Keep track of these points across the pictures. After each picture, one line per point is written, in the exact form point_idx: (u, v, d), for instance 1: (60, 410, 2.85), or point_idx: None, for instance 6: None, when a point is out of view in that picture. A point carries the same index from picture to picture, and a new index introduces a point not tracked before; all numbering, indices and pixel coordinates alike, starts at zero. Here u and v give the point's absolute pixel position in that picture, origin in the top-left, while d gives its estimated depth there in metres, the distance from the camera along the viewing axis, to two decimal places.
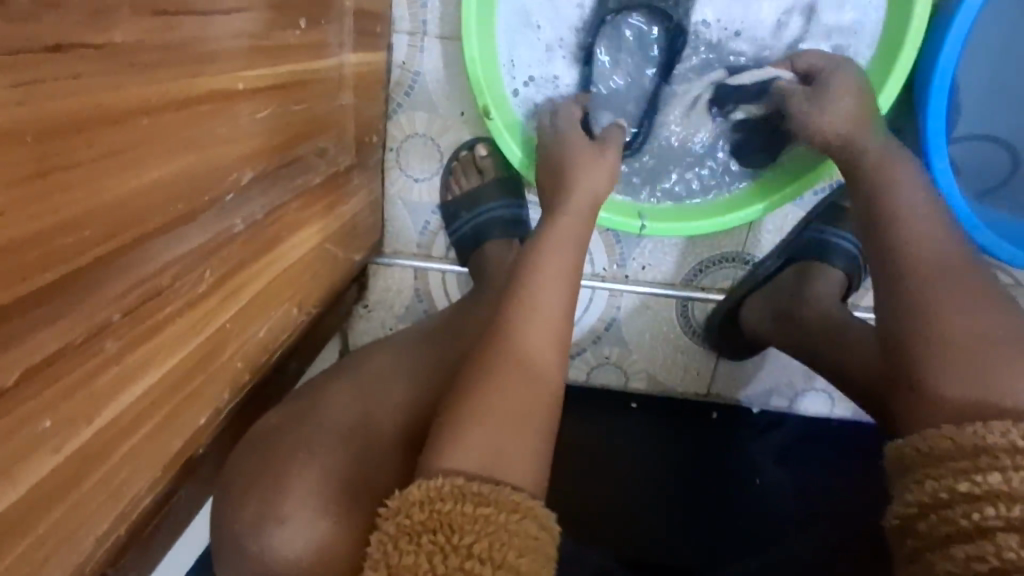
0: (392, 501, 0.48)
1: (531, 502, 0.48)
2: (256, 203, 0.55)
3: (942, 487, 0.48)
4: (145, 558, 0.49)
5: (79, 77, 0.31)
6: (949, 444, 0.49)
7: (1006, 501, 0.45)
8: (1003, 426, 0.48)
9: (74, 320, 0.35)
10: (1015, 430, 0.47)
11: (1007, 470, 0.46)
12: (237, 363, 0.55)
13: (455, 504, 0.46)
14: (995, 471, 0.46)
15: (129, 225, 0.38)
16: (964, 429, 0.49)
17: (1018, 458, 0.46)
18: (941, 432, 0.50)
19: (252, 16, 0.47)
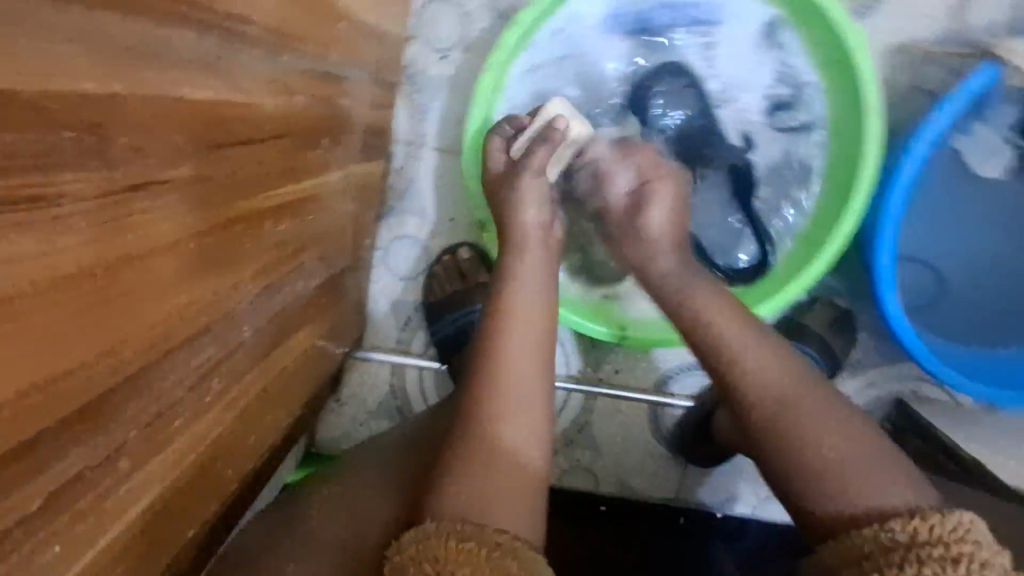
0: (404, 539, 0.50)
1: (514, 542, 0.50)
2: (264, 312, 0.55)
3: (827, 555, 0.52)
4: None
5: (147, 215, 0.33)
6: (854, 534, 0.52)
7: (910, 563, 0.47)
8: (900, 524, 0.51)
9: (99, 440, 0.35)
10: (909, 527, 0.50)
11: (933, 542, 0.48)
12: (227, 471, 0.54)
13: (442, 539, 0.49)
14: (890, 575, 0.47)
15: (158, 346, 0.38)
16: (851, 534, 0.52)
17: (924, 548, 0.48)
18: (833, 544, 0.53)
19: (284, 139, 0.50)
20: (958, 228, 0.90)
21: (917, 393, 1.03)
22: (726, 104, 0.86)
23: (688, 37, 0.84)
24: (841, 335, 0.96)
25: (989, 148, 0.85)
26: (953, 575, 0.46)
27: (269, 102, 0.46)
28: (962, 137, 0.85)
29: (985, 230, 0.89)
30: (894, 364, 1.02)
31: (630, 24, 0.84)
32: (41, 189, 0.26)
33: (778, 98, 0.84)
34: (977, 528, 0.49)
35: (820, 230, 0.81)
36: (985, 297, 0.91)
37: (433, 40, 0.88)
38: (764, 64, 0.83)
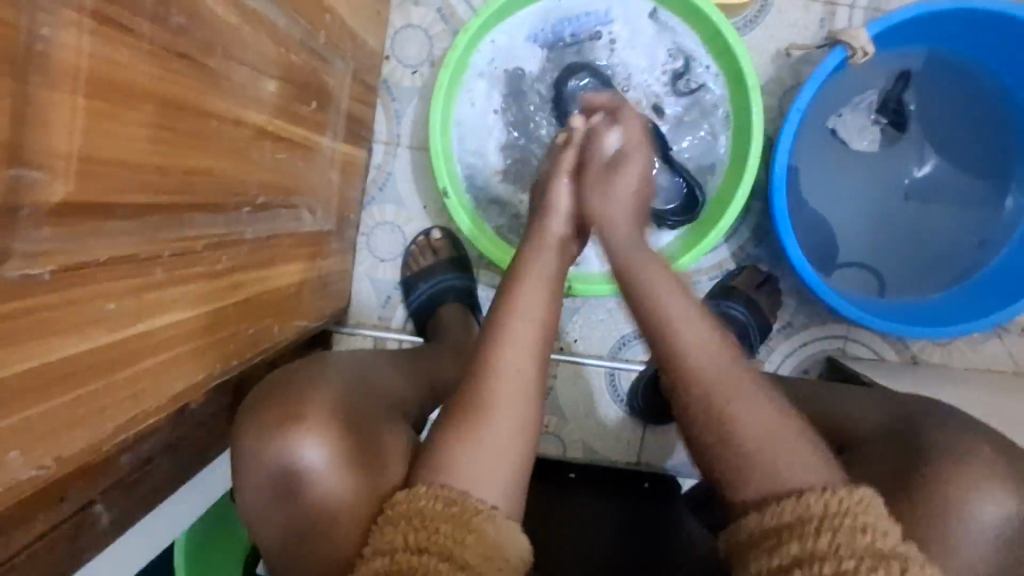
0: (405, 492, 0.60)
1: (491, 511, 0.59)
2: (262, 224, 0.69)
3: (746, 527, 0.59)
4: (124, 493, 0.56)
5: (187, 77, 0.48)
6: (774, 506, 0.58)
7: (820, 534, 0.55)
8: (814, 497, 0.57)
9: (146, 238, 0.47)
10: (822, 498, 0.57)
11: (835, 512, 0.56)
12: (229, 348, 0.65)
13: (432, 501, 0.58)
14: (795, 541, 0.55)
15: (188, 190, 0.52)
16: (768, 507, 0.59)
17: (831, 520, 0.55)
18: (753, 517, 0.59)
19: (282, 83, 0.67)
20: (848, 194, 1.06)
21: (846, 350, 1.14)
22: (631, 81, 1.03)
23: (588, 37, 1.02)
24: (767, 293, 1.09)
25: (853, 127, 1.04)
26: (861, 544, 0.54)
27: (271, 46, 0.62)
28: (834, 118, 1.04)
29: (868, 193, 1.06)
30: (822, 324, 1.14)
31: (551, 32, 1.02)
32: (136, 24, 0.41)
33: (676, 70, 1.01)
34: (873, 501, 0.57)
35: (733, 181, 0.98)
36: (877, 251, 1.06)
37: (405, 59, 1.08)
38: (653, 49, 1.01)
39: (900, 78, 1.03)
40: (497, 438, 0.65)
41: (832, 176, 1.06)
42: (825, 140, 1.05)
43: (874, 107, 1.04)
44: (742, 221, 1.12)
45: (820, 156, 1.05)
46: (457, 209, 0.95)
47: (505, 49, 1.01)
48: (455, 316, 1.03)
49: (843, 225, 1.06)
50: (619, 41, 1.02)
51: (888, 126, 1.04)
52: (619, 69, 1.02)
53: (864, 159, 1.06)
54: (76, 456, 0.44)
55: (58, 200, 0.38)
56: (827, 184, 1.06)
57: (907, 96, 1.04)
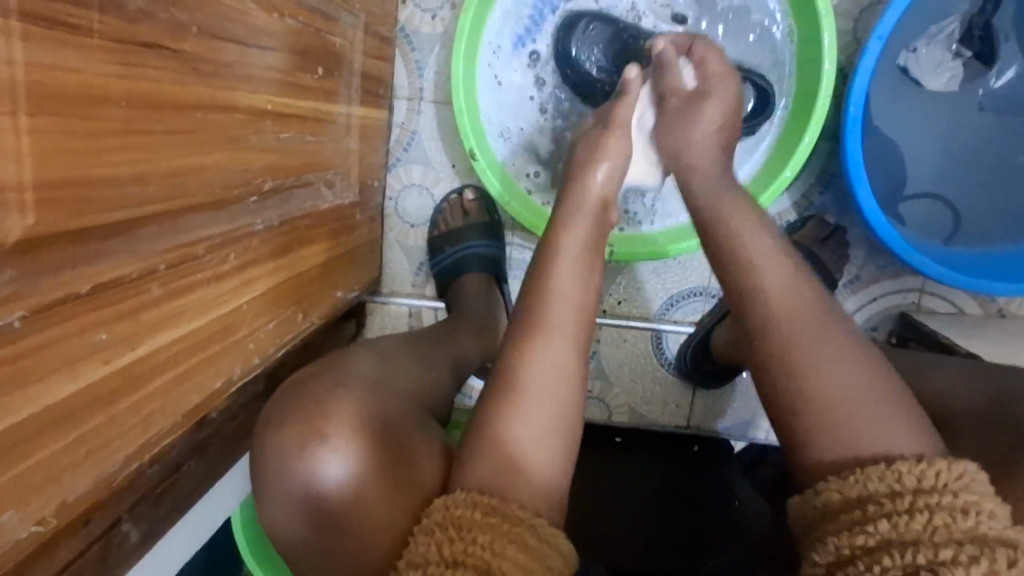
0: (442, 497, 0.57)
1: (533, 519, 0.55)
2: (273, 211, 0.64)
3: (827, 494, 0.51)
4: (155, 503, 0.55)
5: (157, 70, 0.42)
6: (856, 474, 0.51)
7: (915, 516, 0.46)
8: (907, 467, 0.49)
9: (132, 256, 0.43)
10: (889, 479, 0.49)
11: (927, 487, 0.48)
12: (249, 345, 0.62)
13: (468, 509, 0.54)
14: (883, 519, 0.47)
15: (177, 196, 0.47)
16: (853, 475, 0.51)
17: (926, 497, 0.47)
18: (833, 483, 0.51)
19: (280, 54, 0.60)
20: (928, 140, 0.92)
21: (922, 305, 1.03)
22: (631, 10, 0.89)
23: None
24: (831, 248, 0.99)
25: (936, 62, 0.89)
26: (961, 529, 0.45)
27: (261, 11, 0.55)
28: (907, 53, 0.89)
29: (947, 141, 0.92)
30: (894, 278, 1.03)
31: None
32: (81, 18, 0.35)
33: None
34: (978, 479, 0.48)
35: (804, 108, 0.86)
36: (964, 199, 0.93)
37: (423, 2, 0.98)
38: None
39: None
40: (540, 420, 0.61)
41: (908, 120, 0.92)
42: (902, 76, 0.90)
43: (955, 37, 0.88)
44: (805, 166, 1.00)
45: (898, 92, 0.91)
46: (487, 175, 0.88)
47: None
48: (478, 287, 0.98)
49: (925, 171, 0.93)
50: None
51: (972, 59, 0.89)
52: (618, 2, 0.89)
53: (944, 99, 0.91)
54: (80, 494, 0.43)
55: (15, 240, 0.34)
56: (905, 125, 0.92)
57: (999, 19, 0.87)
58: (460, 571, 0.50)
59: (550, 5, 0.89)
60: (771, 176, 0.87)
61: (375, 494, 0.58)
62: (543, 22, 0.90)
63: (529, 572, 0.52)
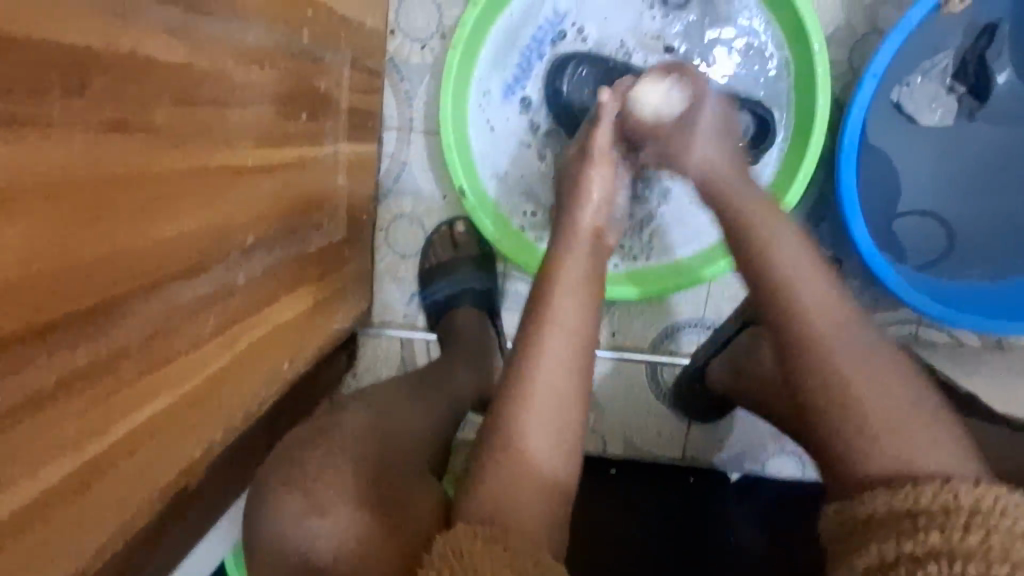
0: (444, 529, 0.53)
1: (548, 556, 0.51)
2: (258, 263, 0.62)
3: (863, 504, 0.50)
4: None
5: (124, 148, 0.40)
6: (901, 494, 0.48)
7: (943, 558, 0.44)
8: (936, 491, 0.47)
9: (100, 341, 0.42)
10: (931, 502, 0.47)
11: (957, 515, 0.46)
12: (232, 405, 0.61)
13: (469, 537, 0.51)
14: (931, 559, 0.44)
15: (151, 270, 0.45)
16: (898, 492, 0.48)
17: (966, 529, 0.45)
18: (876, 499, 0.49)
19: (262, 106, 0.58)
20: (921, 173, 0.91)
21: (920, 337, 1.02)
22: (619, 47, 0.88)
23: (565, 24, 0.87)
24: None
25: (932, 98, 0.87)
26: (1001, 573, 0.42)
27: (239, 67, 0.53)
28: (900, 88, 0.88)
29: (939, 175, 0.91)
30: (892, 310, 1.01)
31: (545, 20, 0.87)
32: (39, 112, 0.34)
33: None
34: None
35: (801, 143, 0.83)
36: (961, 234, 0.91)
37: (412, 32, 0.96)
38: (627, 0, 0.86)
39: (982, 35, 0.85)
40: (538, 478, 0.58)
41: (900, 154, 0.91)
42: (896, 111, 0.89)
43: (949, 72, 0.87)
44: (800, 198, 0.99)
45: (893, 127, 0.90)
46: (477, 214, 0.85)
47: (509, 36, 0.87)
48: (470, 320, 0.96)
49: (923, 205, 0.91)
50: (588, 26, 0.87)
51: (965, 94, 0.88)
52: (604, 41, 0.88)
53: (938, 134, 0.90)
54: None
55: None
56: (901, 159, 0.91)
57: (993, 55, 0.86)
58: None
59: (537, 51, 0.88)
60: (772, 211, 0.85)
61: None
62: (532, 69, 0.88)
63: None
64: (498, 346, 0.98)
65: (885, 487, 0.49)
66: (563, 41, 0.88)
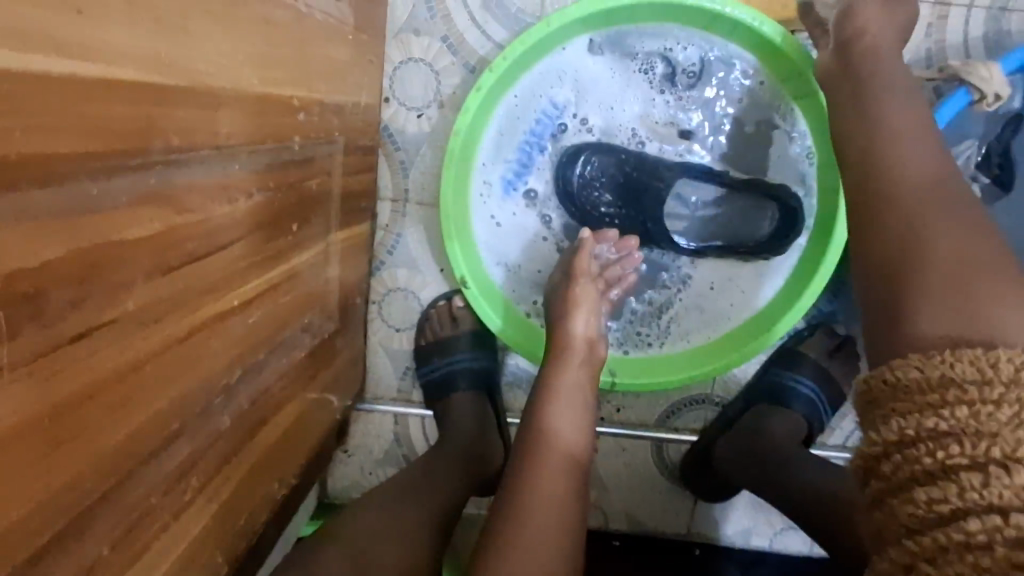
0: None
1: None
2: (243, 395, 0.57)
3: (891, 373, 0.48)
4: None
5: (90, 356, 0.35)
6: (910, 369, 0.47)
7: (977, 439, 0.42)
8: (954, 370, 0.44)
9: (62, 569, 0.37)
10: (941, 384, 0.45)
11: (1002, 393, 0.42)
12: (215, 555, 0.56)
13: None
14: (952, 408, 0.43)
15: (123, 465, 0.40)
16: (920, 375, 0.46)
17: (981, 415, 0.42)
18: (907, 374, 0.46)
19: (247, 237, 0.52)
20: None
21: None
22: (627, 136, 0.87)
23: (568, 113, 0.87)
24: (840, 362, 0.94)
25: None
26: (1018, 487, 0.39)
27: (222, 208, 0.48)
28: None
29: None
30: None
31: (548, 113, 0.87)
32: None
33: (675, 84, 0.86)
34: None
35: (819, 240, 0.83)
36: None
37: (409, 100, 0.91)
38: (633, 89, 0.86)
39: (1007, 125, 0.82)
40: None
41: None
42: None
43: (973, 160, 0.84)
44: None
45: None
46: (483, 309, 0.84)
47: (512, 129, 0.87)
48: (467, 407, 0.92)
49: None
50: (591, 115, 0.87)
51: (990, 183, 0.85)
52: (615, 130, 0.87)
53: None
54: None
55: None
56: None
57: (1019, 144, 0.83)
58: None
59: (537, 144, 0.88)
60: (787, 303, 0.84)
61: None
62: (532, 163, 0.88)
63: None
64: (498, 430, 0.94)
65: (918, 354, 0.47)
66: (565, 132, 0.88)
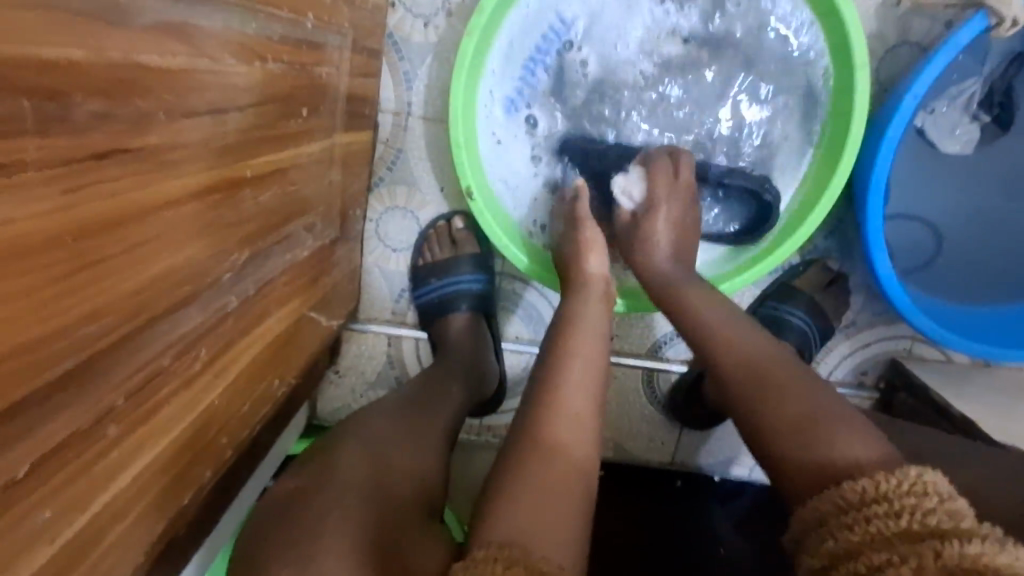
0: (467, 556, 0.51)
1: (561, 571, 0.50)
2: (248, 281, 0.55)
3: (815, 562, 0.47)
4: None
5: (114, 180, 0.33)
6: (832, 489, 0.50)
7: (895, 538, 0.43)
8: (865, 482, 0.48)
9: (80, 408, 0.35)
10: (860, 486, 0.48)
11: (899, 513, 0.45)
12: (221, 440, 0.55)
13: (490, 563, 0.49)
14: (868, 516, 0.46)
15: (140, 314, 0.39)
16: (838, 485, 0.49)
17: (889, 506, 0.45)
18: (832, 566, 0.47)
19: (260, 108, 0.50)
20: (941, 200, 0.90)
21: (913, 351, 1.02)
22: (632, 48, 0.86)
23: (576, 24, 0.85)
24: (832, 297, 0.96)
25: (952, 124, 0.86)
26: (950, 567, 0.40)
27: (240, 67, 0.45)
28: (924, 115, 0.86)
29: (960, 199, 0.90)
30: (889, 324, 1.01)
31: (556, 23, 0.85)
32: (13, 147, 0.26)
33: None
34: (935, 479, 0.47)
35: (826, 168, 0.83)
36: (965, 263, 0.91)
37: (416, 7, 0.88)
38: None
39: (1011, 63, 0.83)
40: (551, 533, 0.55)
41: (920, 182, 0.90)
42: (911, 141, 0.88)
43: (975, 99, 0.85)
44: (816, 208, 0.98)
45: (916, 154, 0.89)
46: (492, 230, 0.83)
47: (520, 39, 0.84)
48: (464, 329, 0.92)
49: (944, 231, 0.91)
50: (596, 25, 0.85)
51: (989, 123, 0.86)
52: (622, 41, 0.86)
53: (958, 162, 0.89)
54: None
55: None
56: (919, 181, 0.90)
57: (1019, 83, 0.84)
58: None
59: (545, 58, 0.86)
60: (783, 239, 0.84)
61: None
62: (540, 83, 0.87)
63: None
64: (495, 353, 0.94)
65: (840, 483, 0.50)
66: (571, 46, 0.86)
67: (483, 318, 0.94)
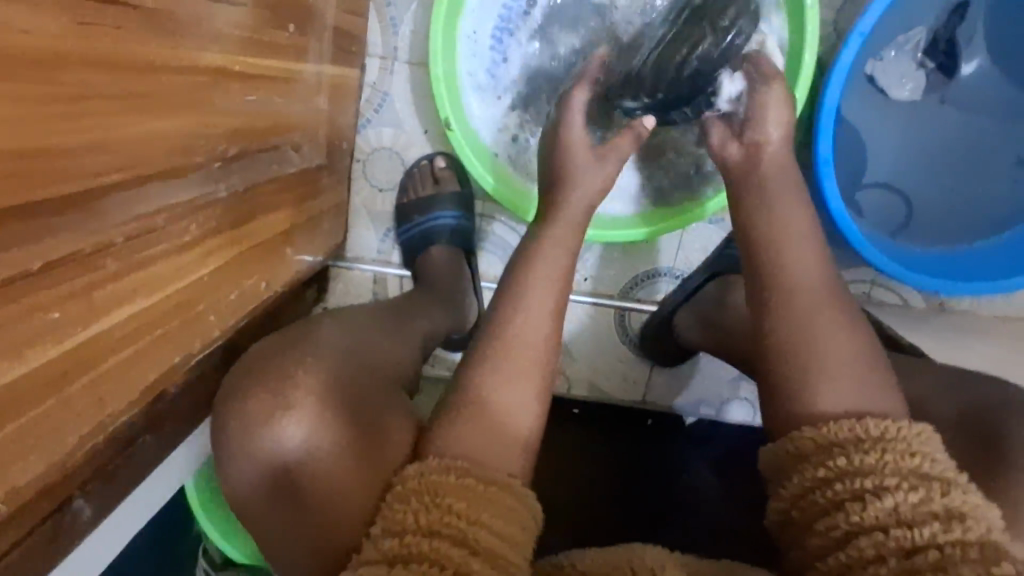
0: (413, 468, 0.55)
1: (508, 480, 0.54)
2: (237, 177, 0.60)
3: (816, 471, 0.53)
4: (110, 485, 0.54)
5: (116, 29, 0.39)
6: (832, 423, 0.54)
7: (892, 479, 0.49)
8: (873, 422, 0.53)
9: (83, 230, 0.40)
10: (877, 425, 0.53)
11: (913, 454, 0.50)
12: (209, 318, 0.60)
13: (442, 475, 0.53)
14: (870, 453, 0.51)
15: (139, 164, 0.44)
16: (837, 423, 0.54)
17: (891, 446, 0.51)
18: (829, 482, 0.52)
19: (249, 10, 0.55)
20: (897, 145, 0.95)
21: (872, 296, 1.07)
22: None
23: None
24: None
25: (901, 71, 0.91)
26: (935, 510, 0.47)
27: None
28: (874, 62, 0.91)
29: (915, 143, 0.94)
30: (850, 268, 1.06)
31: None
32: None
33: None
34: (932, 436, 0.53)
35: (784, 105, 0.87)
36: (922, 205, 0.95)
37: None
38: None
39: (954, 13, 0.89)
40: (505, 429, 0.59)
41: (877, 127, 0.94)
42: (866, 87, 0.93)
43: (921, 47, 0.91)
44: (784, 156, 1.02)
45: (873, 99, 0.93)
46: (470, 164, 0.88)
47: None
48: (443, 260, 0.97)
49: (900, 175, 0.95)
50: None
51: (935, 70, 0.92)
52: None
53: (911, 107, 0.94)
54: (30, 478, 0.42)
55: None
56: (877, 125, 0.94)
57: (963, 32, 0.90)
58: (436, 542, 0.48)
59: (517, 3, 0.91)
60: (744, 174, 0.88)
61: (346, 487, 0.56)
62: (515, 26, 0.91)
63: (507, 539, 0.50)
64: (473, 285, 0.99)
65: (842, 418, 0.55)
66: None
67: (462, 252, 0.99)
